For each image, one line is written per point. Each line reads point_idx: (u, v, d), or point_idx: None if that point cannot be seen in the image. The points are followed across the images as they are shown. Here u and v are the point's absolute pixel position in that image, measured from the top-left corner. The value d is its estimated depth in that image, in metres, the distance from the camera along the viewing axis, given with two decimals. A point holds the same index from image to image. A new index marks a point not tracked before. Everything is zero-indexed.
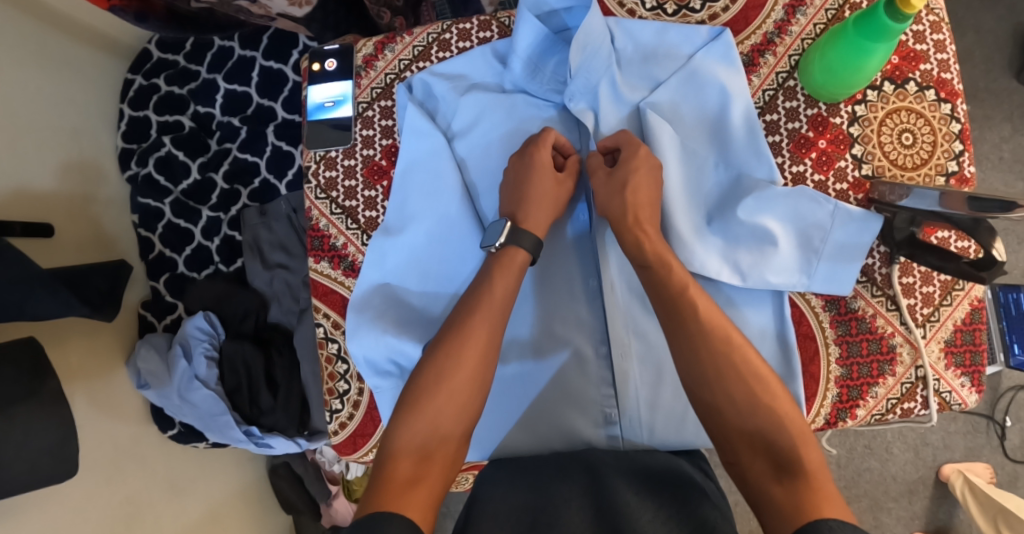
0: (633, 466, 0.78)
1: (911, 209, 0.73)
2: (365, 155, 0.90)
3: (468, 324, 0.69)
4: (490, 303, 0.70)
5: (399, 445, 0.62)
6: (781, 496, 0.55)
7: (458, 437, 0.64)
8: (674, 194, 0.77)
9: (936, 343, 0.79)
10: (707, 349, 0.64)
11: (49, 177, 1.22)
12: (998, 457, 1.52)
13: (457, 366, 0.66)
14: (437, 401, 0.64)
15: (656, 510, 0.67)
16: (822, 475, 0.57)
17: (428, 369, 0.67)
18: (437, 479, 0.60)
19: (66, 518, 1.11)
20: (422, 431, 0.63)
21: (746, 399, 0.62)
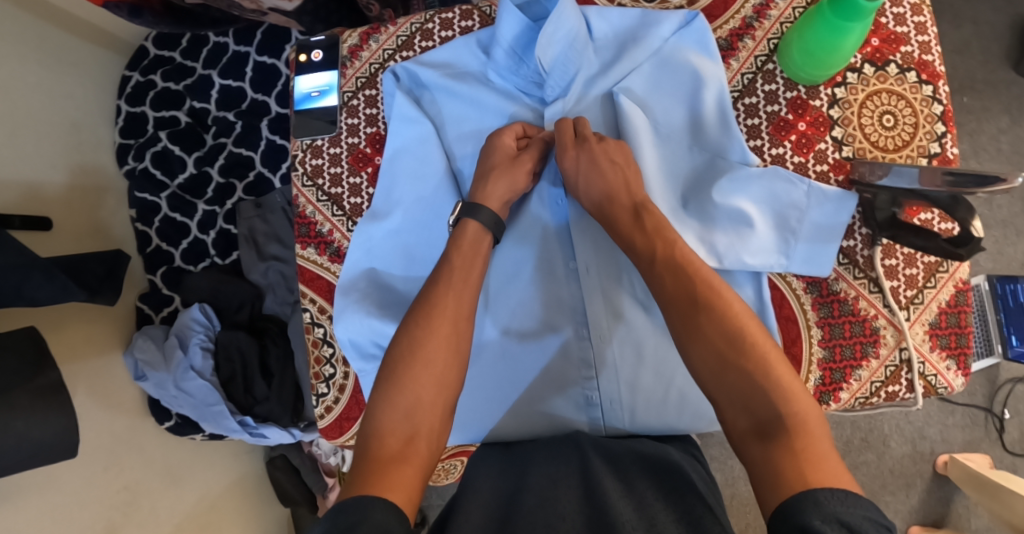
0: (623, 451, 0.78)
1: (891, 189, 0.73)
2: (351, 143, 0.91)
3: (436, 298, 0.70)
4: (461, 283, 0.71)
5: (379, 422, 0.62)
6: (766, 458, 0.55)
7: (440, 411, 0.64)
8: (650, 177, 0.78)
9: (920, 325, 0.79)
10: (684, 324, 0.63)
11: (48, 169, 1.23)
12: (998, 450, 1.51)
13: (429, 335, 0.67)
14: (415, 376, 0.65)
15: (643, 497, 0.67)
16: (813, 431, 0.55)
17: (403, 343, 0.67)
18: (421, 445, 0.62)
19: (64, 503, 1.13)
20: (403, 408, 0.63)
21: (721, 366, 0.60)
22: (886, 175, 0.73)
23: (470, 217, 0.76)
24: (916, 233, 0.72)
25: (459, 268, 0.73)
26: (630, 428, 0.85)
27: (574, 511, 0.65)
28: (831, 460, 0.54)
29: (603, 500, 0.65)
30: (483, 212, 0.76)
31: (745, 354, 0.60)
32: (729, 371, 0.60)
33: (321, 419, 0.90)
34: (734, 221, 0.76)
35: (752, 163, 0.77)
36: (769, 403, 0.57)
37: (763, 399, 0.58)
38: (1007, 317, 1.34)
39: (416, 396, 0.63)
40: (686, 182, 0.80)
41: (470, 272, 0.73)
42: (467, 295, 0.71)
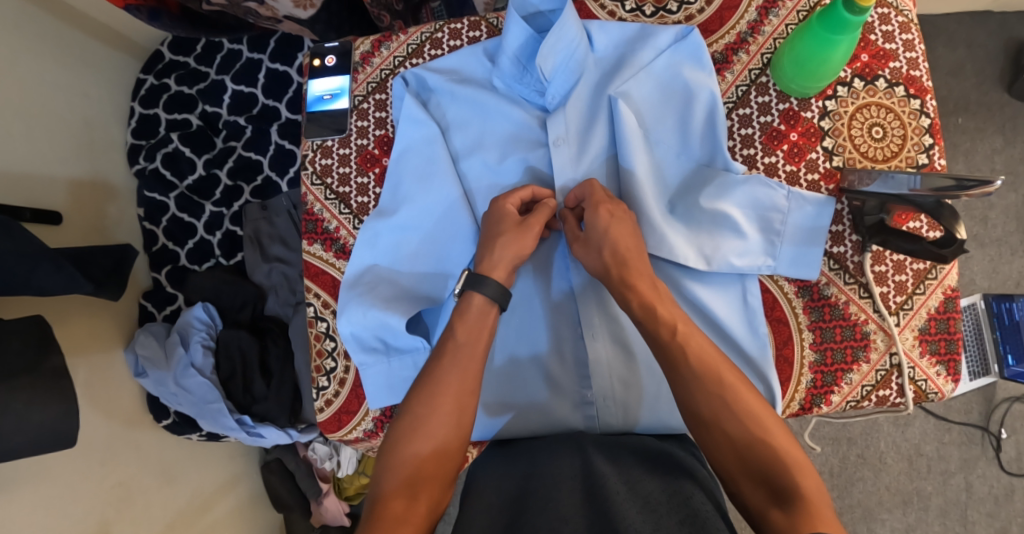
0: (622, 449, 0.78)
1: (878, 194, 0.75)
2: (359, 144, 0.93)
3: (440, 373, 0.71)
4: (466, 353, 0.72)
5: (386, 489, 0.65)
6: (782, 521, 0.58)
7: (441, 480, 0.67)
8: (643, 179, 0.80)
9: (909, 331, 0.80)
10: (702, 390, 0.65)
11: (60, 166, 1.26)
12: (995, 469, 1.57)
13: (432, 412, 0.69)
14: (416, 449, 0.67)
15: (648, 497, 0.65)
16: (820, 501, 0.59)
17: (407, 417, 0.70)
18: (430, 514, 0.64)
19: (59, 495, 1.14)
20: (404, 473, 0.66)
21: (740, 434, 0.63)
22: (873, 180, 0.75)
23: (474, 290, 0.75)
24: (904, 237, 0.75)
25: (465, 344, 0.73)
26: (624, 425, 0.86)
27: (575, 514, 0.63)
28: (836, 523, 0.58)
29: (606, 500, 0.64)
30: (489, 286, 0.75)
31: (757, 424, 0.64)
32: (750, 447, 0.63)
33: (320, 413, 0.91)
34: (720, 226, 0.78)
35: (738, 171, 0.79)
36: (779, 472, 0.61)
37: (773, 470, 0.61)
38: (1003, 335, 1.38)
39: (416, 467, 0.66)
40: (678, 186, 0.83)
41: (477, 348, 0.73)
42: (474, 373, 0.72)
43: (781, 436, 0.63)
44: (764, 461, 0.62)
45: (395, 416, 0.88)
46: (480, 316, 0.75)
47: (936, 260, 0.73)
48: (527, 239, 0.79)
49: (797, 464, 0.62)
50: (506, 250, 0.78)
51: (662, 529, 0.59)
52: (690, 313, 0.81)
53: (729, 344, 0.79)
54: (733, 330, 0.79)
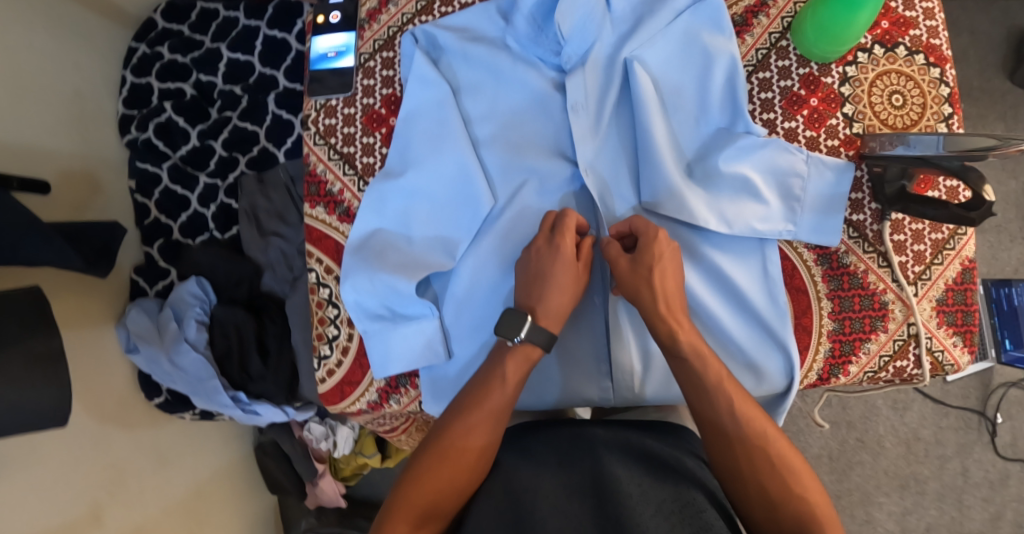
0: (629, 442, 0.74)
1: (901, 158, 0.72)
2: (365, 104, 0.90)
3: (468, 415, 0.72)
4: (494, 396, 0.73)
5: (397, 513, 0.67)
6: None
7: (447, 514, 0.69)
8: (661, 143, 0.78)
9: (927, 301, 0.79)
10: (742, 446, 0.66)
11: (47, 136, 1.22)
12: (991, 454, 1.60)
13: (457, 453, 0.70)
14: (428, 482, 0.69)
15: (660, 506, 0.64)
16: None
17: (430, 450, 0.71)
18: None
19: (47, 476, 1.11)
20: (418, 504, 0.67)
21: (778, 489, 0.64)
22: (893, 143, 0.72)
23: (514, 336, 0.73)
24: (926, 203, 0.72)
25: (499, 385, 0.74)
26: (637, 397, 0.86)
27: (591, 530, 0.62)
28: None
29: (622, 511, 0.62)
30: (529, 329, 0.74)
31: (793, 477, 0.65)
32: (785, 500, 0.64)
33: (321, 383, 0.87)
34: (738, 190, 0.77)
35: (758, 135, 0.77)
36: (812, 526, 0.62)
37: (807, 527, 0.62)
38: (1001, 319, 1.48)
39: (428, 500, 0.68)
40: (695, 151, 0.80)
41: (505, 395, 0.74)
42: (498, 420, 0.73)
43: (818, 495, 0.64)
44: (797, 517, 0.63)
45: (402, 387, 0.85)
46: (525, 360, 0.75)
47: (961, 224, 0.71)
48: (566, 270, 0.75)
49: (824, 515, 0.63)
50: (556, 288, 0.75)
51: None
52: (707, 282, 0.78)
53: (747, 313, 0.77)
54: (752, 298, 0.77)
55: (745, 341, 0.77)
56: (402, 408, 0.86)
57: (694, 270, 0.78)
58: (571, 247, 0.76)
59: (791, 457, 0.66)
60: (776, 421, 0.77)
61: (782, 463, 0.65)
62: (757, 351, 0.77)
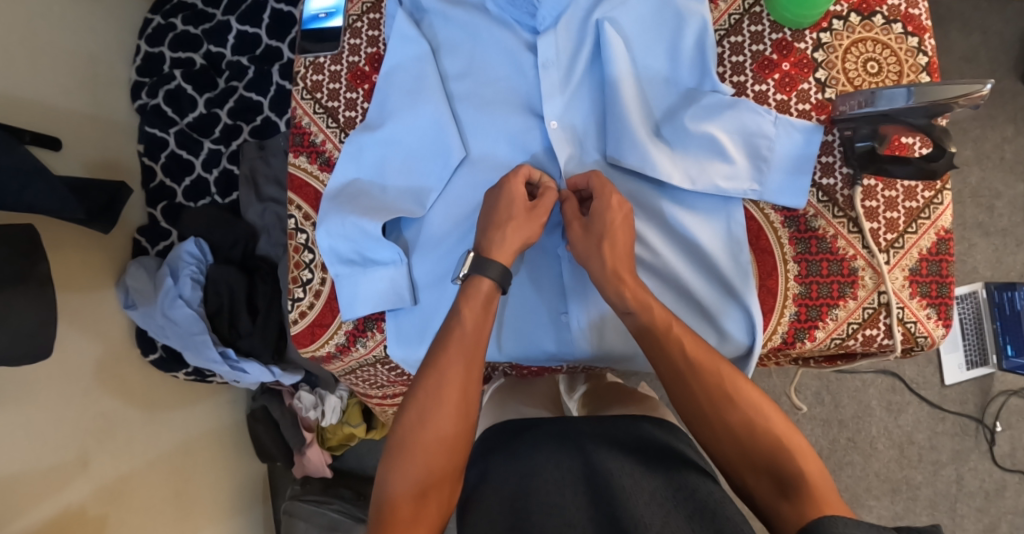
0: (616, 435, 0.78)
1: (869, 117, 0.75)
2: (351, 62, 0.92)
3: (443, 359, 0.71)
4: (462, 337, 0.72)
5: (395, 492, 0.65)
6: (790, 512, 0.58)
7: (450, 475, 0.67)
8: (630, 103, 0.80)
9: (899, 271, 0.80)
10: (700, 383, 0.67)
11: (61, 93, 1.26)
12: (987, 463, 1.56)
13: (438, 406, 0.69)
14: (422, 443, 0.68)
15: (654, 493, 0.67)
16: (826, 488, 0.60)
17: (412, 407, 0.69)
18: (441, 509, 0.66)
19: (37, 419, 1.14)
20: (413, 471, 0.66)
21: (742, 424, 0.65)
22: (860, 102, 0.75)
23: (482, 273, 0.74)
24: (893, 161, 0.75)
25: (472, 330, 0.73)
26: (596, 350, 0.91)
27: (583, 519, 0.65)
28: (842, 508, 0.58)
29: (616, 506, 0.65)
30: (494, 267, 0.75)
31: (761, 413, 0.65)
32: (752, 434, 0.64)
33: (294, 325, 0.90)
34: (705, 149, 0.80)
35: (725, 94, 0.81)
36: (783, 460, 0.62)
37: (777, 460, 0.62)
38: (1004, 325, 1.53)
39: (427, 465, 0.67)
40: (665, 110, 0.83)
41: (479, 335, 0.73)
42: (476, 355, 0.72)
43: (784, 425, 0.64)
44: (765, 451, 0.63)
45: (369, 330, 0.87)
46: (487, 303, 0.74)
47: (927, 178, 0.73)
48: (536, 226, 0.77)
49: (800, 449, 0.63)
50: (514, 234, 0.76)
51: (671, 526, 0.62)
52: (670, 239, 0.81)
53: (707, 268, 0.80)
54: (713, 254, 0.79)
55: (702, 294, 0.80)
56: (368, 352, 0.89)
57: (656, 228, 0.81)
58: (522, 191, 0.78)
59: (760, 401, 0.66)
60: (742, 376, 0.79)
61: (753, 412, 0.65)
62: (717, 308, 0.79)
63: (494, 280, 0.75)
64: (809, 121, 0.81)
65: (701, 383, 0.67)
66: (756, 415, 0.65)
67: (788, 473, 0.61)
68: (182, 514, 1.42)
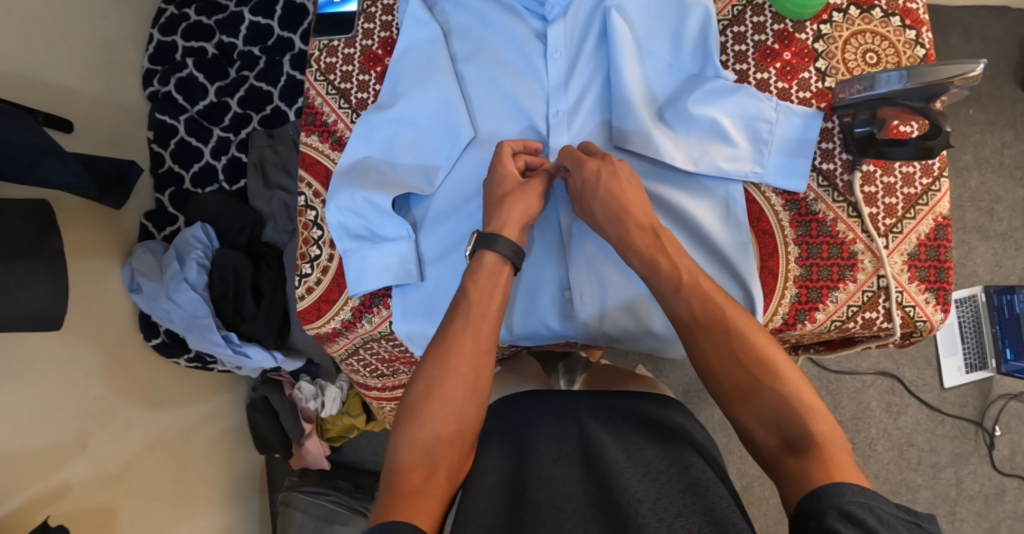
0: (616, 411, 0.78)
1: (868, 101, 0.77)
2: (364, 45, 0.93)
3: (453, 332, 0.72)
4: (478, 314, 0.74)
5: (405, 461, 0.66)
6: (797, 469, 0.59)
7: (461, 447, 0.68)
8: (635, 87, 0.82)
9: (898, 255, 0.83)
10: (706, 335, 0.68)
11: (74, 76, 1.28)
12: (987, 467, 1.56)
13: (447, 376, 0.70)
14: (433, 414, 0.68)
15: (647, 466, 0.67)
16: (836, 445, 0.59)
17: (422, 379, 0.71)
18: (450, 478, 0.66)
19: (39, 398, 1.15)
20: (423, 440, 0.67)
21: (749, 382, 0.64)
22: (860, 86, 0.78)
23: (488, 249, 0.77)
24: (891, 144, 0.77)
25: (479, 302, 0.74)
26: (599, 327, 0.93)
27: (579, 490, 0.65)
28: (853, 467, 0.58)
29: (608, 478, 0.65)
30: (502, 243, 0.77)
31: (770, 368, 0.65)
32: (759, 392, 0.64)
33: (301, 301, 0.92)
34: (707, 133, 0.82)
35: (727, 79, 0.82)
36: (793, 419, 0.62)
37: (787, 417, 0.62)
38: (1003, 329, 1.54)
39: (434, 432, 0.67)
40: (668, 95, 0.84)
41: (489, 307, 0.75)
42: (488, 327, 0.73)
43: (796, 380, 0.64)
44: (775, 407, 0.63)
45: (375, 306, 0.89)
46: (492, 273, 0.76)
47: (925, 158, 0.76)
48: (534, 197, 0.80)
49: (812, 407, 0.62)
50: (514, 208, 0.79)
51: (664, 501, 0.62)
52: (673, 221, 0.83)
53: (708, 249, 0.82)
54: (715, 236, 0.81)
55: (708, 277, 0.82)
56: (374, 328, 0.91)
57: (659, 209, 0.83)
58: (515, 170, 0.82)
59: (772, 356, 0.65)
60: None
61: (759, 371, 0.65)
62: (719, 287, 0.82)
63: (502, 254, 0.77)
64: (809, 107, 0.84)
65: (709, 334, 0.68)
66: (763, 373, 0.65)
67: (793, 433, 0.61)
68: (179, 500, 1.42)
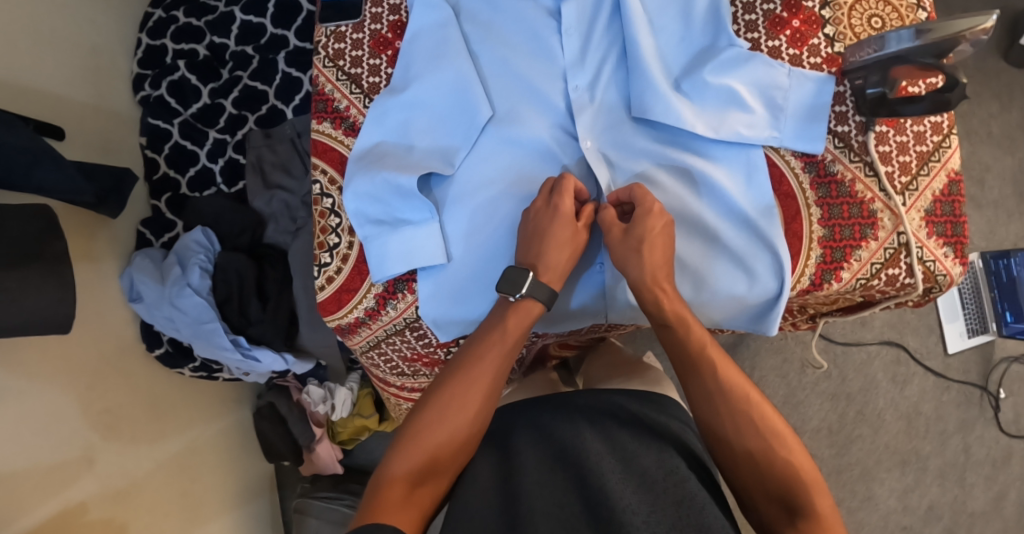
0: (611, 412, 0.80)
1: (878, 61, 0.78)
2: (373, 29, 0.92)
3: (473, 367, 0.74)
4: (497, 347, 0.76)
5: (394, 470, 0.67)
6: (753, 447, 0.69)
7: (448, 473, 0.69)
8: (651, 57, 0.81)
9: (916, 212, 0.84)
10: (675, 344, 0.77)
11: (62, 82, 1.24)
12: (993, 430, 1.59)
13: (456, 406, 0.71)
14: (426, 437, 0.69)
15: (643, 475, 0.67)
16: (783, 433, 0.69)
17: (428, 403, 0.72)
18: (434, 500, 0.67)
19: (39, 413, 1.10)
20: (413, 459, 0.68)
21: (705, 385, 0.73)
22: (871, 48, 0.78)
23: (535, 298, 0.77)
24: (904, 103, 0.78)
25: (499, 338, 0.76)
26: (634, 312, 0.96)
27: (574, 496, 0.65)
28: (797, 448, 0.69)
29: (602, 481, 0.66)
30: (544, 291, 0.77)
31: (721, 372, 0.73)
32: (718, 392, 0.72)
33: (320, 292, 0.90)
34: (724, 101, 0.82)
35: (741, 47, 0.82)
36: (745, 419, 0.70)
37: (741, 415, 0.70)
38: (1001, 293, 1.55)
39: (427, 455, 0.68)
40: (682, 65, 0.84)
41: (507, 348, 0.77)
42: (500, 370, 0.75)
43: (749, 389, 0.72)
44: (732, 408, 0.71)
45: (399, 292, 0.88)
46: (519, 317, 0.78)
47: (939, 111, 0.77)
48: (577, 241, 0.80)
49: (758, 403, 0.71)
50: (547, 241, 0.78)
51: (657, 515, 0.61)
52: (694, 189, 0.83)
53: (731, 212, 0.82)
54: (738, 200, 0.82)
55: (735, 244, 0.83)
56: (398, 315, 0.90)
57: (679, 179, 0.84)
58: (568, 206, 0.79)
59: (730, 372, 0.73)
60: (775, 317, 0.83)
61: (725, 392, 0.72)
62: (748, 251, 0.82)
63: (542, 301, 0.78)
64: (821, 72, 0.84)
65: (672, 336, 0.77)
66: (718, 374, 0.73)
67: (750, 446, 0.69)
68: (190, 516, 1.38)
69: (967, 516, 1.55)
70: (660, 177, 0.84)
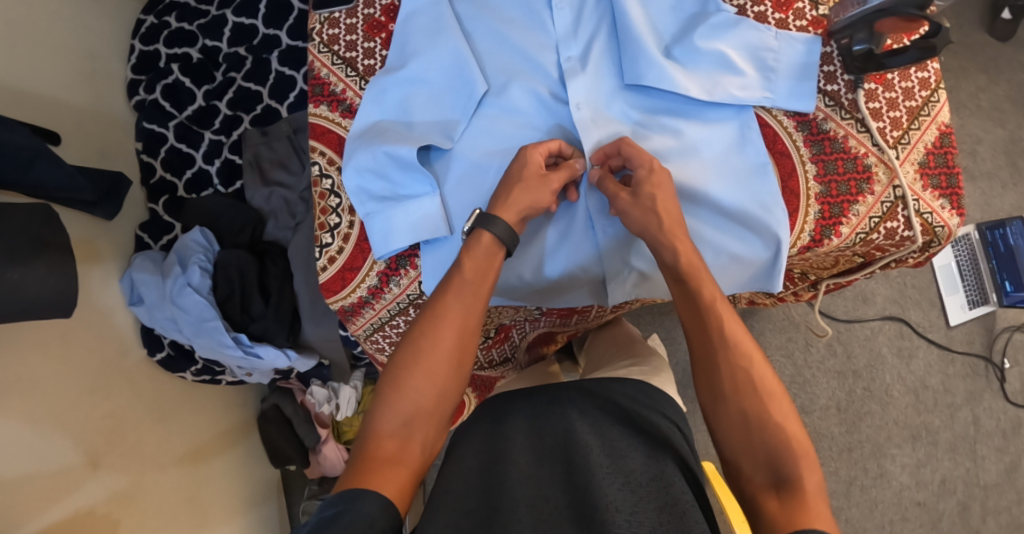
0: (599, 404, 0.78)
1: (861, 17, 0.79)
2: (366, 13, 0.93)
3: (444, 305, 0.73)
4: (462, 285, 0.74)
5: (381, 428, 0.67)
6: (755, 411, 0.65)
7: (435, 423, 0.69)
8: (641, 26, 0.82)
9: (910, 165, 0.85)
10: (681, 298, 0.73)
11: (57, 86, 1.24)
12: (1000, 401, 1.59)
13: (433, 346, 0.70)
14: (411, 383, 0.69)
15: (629, 477, 0.64)
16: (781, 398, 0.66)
17: (407, 348, 0.71)
18: (426, 449, 0.67)
19: (42, 418, 1.09)
20: (400, 413, 0.68)
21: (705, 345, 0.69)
22: (855, 6, 0.80)
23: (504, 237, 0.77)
24: (891, 56, 0.79)
25: (473, 280, 0.74)
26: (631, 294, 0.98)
27: (555, 488, 0.64)
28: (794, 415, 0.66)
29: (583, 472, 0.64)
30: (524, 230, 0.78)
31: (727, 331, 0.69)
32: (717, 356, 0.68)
33: (323, 273, 0.92)
34: (716, 64, 0.83)
35: (728, 12, 0.83)
36: (749, 384, 0.66)
37: (742, 376, 0.66)
38: (999, 263, 1.55)
39: (413, 405, 0.68)
40: (673, 32, 0.85)
41: (483, 284, 0.75)
42: (475, 304, 0.74)
43: (754, 347, 0.68)
44: (733, 367, 0.67)
45: (401, 267, 0.90)
46: (489, 254, 0.76)
47: (926, 59, 0.78)
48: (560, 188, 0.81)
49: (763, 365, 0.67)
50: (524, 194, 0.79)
51: (638, 516, 0.58)
52: (690, 153, 0.84)
53: (728, 174, 0.84)
54: (734, 162, 0.84)
55: (735, 204, 0.83)
56: (402, 291, 0.91)
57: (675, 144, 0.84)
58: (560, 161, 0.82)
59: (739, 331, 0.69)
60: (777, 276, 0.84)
61: (729, 348, 0.68)
62: (748, 211, 0.83)
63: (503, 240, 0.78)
64: (807, 33, 0.85)
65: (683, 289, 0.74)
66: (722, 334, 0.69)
67: (753, 410, 0.65)
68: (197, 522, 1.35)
69: (980, 488, 1.53)
70: (657, 142, 0.85)
